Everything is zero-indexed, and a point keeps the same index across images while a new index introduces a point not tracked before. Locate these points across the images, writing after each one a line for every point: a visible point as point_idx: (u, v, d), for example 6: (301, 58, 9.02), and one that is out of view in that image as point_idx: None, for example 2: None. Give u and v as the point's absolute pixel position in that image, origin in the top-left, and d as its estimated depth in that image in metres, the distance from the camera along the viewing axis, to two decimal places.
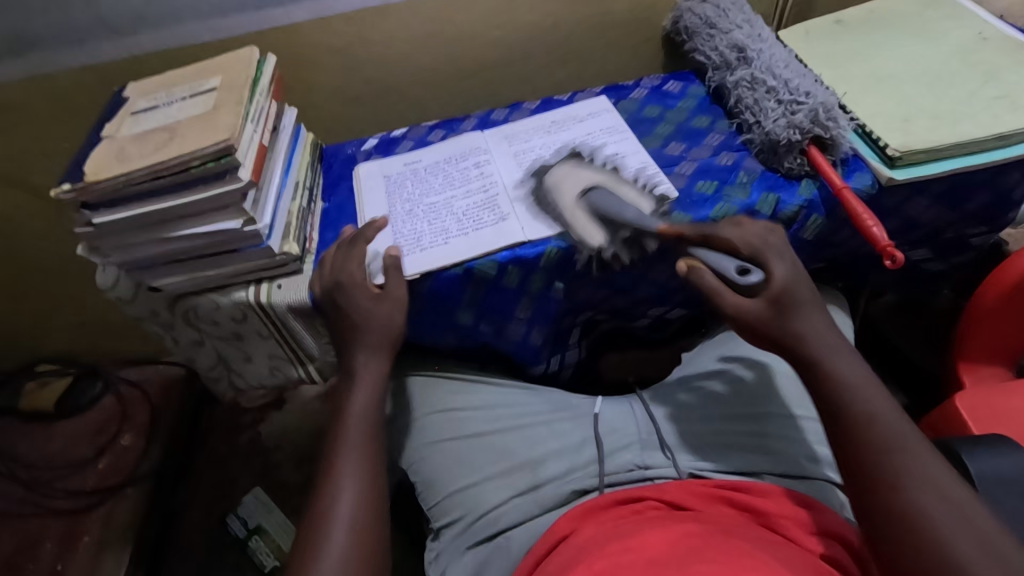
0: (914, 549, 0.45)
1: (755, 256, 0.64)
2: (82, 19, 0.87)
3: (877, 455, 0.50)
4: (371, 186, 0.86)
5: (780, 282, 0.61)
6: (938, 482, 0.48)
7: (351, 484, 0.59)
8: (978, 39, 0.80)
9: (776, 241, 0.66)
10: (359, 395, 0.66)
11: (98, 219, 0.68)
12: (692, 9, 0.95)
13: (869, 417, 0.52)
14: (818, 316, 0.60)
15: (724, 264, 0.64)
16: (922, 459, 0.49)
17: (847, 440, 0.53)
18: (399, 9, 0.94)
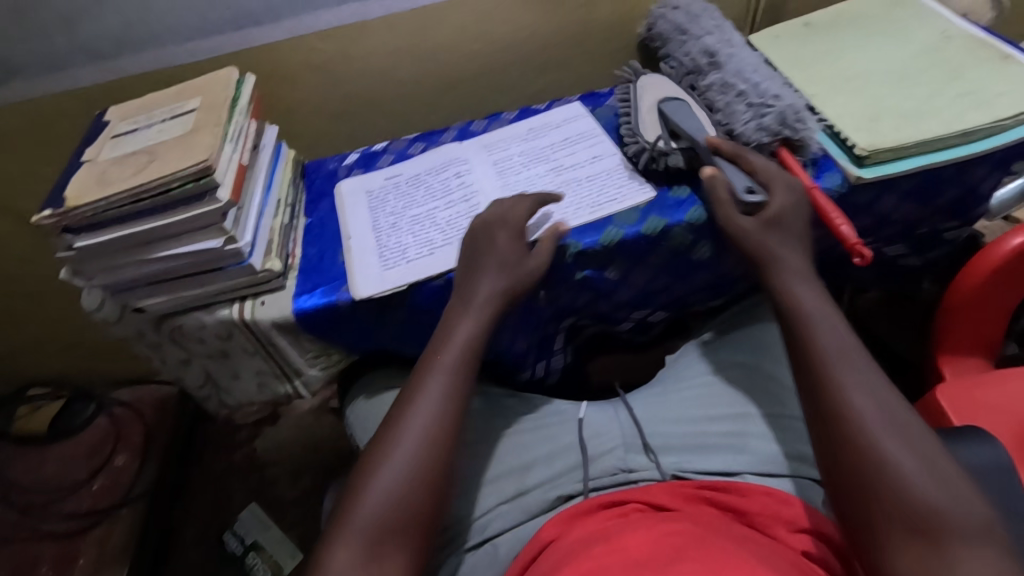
0: (876, 470, 0.51)
1: (766, 181, 0.69)
2: (62, 45, 0.88)
3: (843, 387, 0.56)
4: (353, 203, 0.87)
5: (779, 207, 0.68)
6: (894, 411, 0.55)
7: (427, 405, 0.63)
8: (942, 37, 0.81)
9: (791, 175, 0.70)
10: (459, 330, 0.68)
11: (80, 243, 0.68)
12: (664, 16, 0.96)
13: (835, 355, 0.59)
14: (797, 248, 0.67)
15: (736, 179, 0.70)
16: (880, 392, 0.56)
17: (816, 375, 0.58)
18: (376, 26, 0.95)
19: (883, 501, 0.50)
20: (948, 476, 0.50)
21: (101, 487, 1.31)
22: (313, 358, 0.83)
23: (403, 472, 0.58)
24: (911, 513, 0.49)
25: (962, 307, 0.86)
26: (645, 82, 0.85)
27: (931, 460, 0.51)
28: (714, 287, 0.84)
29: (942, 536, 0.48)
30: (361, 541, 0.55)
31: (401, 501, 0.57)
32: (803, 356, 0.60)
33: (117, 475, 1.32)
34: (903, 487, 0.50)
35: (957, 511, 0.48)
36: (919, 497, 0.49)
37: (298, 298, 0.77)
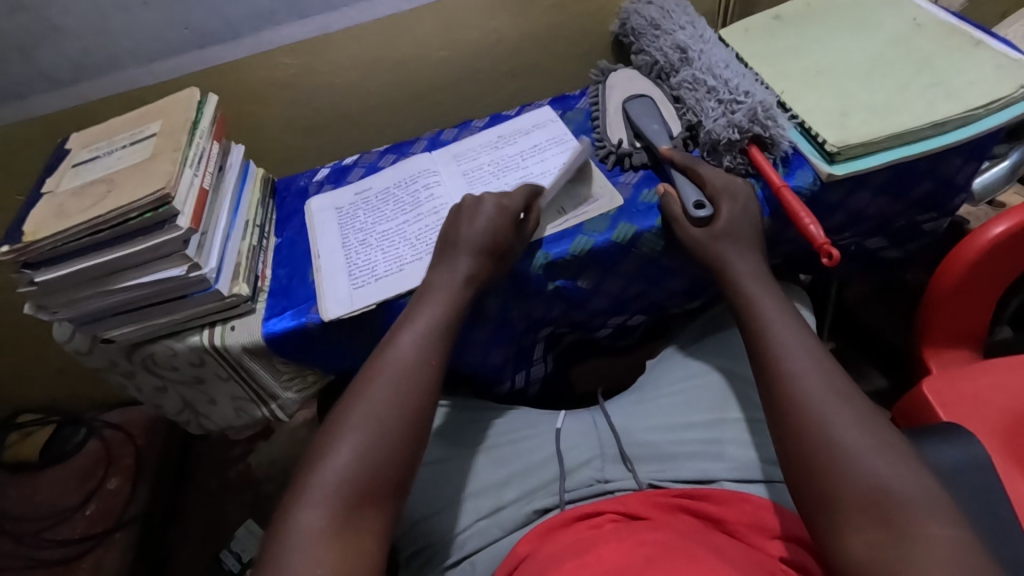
0: (826, 453, 0.52)
1: (714, 195, 0.70)
2: (21, 73, 0.87)
3: (792, 374, 0.57)
4: (324, 220, 0.86)
5: (728, 218, 0.68)
6: (843, 396, 0.55)
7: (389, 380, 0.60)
8: (913, 25, 0.80)
9: (739, 184, 0.70)
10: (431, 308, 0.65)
11: (40, 278, 0.67)
12: (638, 10, 0.94)
13: (784, 345, 0.60)
14: (750, 256, 0.68)
15: (687, 195, 0.71)
16: (829, 377, 0.57)
17: (766, 368, 0.60)
18: (341, 38, 0.94)
19: (833, 483, 0.50)
20: (900, 457, 0.50)
21: (94, 512, 1.30)
22: (287, 380, 0.82)
23: (371, 436, 0.55)
24: (863, 494, 0.49)
25: (946, 297, 0.84)
26: (615, 80, 0.87)
27: (882, 442, 0.51)
28: (691, 290, 0.83)
29: (893, 514, 0.47)
30: (327, 501, 0.51)
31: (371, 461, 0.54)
32: (755, 351, 0.62)
33: (110, 499, 1.32)
34: (853, 467, 0.50)
35: (908, 489, 0.48)
36: (869, 478, 0.49)
37: (268, 320, 0.76)
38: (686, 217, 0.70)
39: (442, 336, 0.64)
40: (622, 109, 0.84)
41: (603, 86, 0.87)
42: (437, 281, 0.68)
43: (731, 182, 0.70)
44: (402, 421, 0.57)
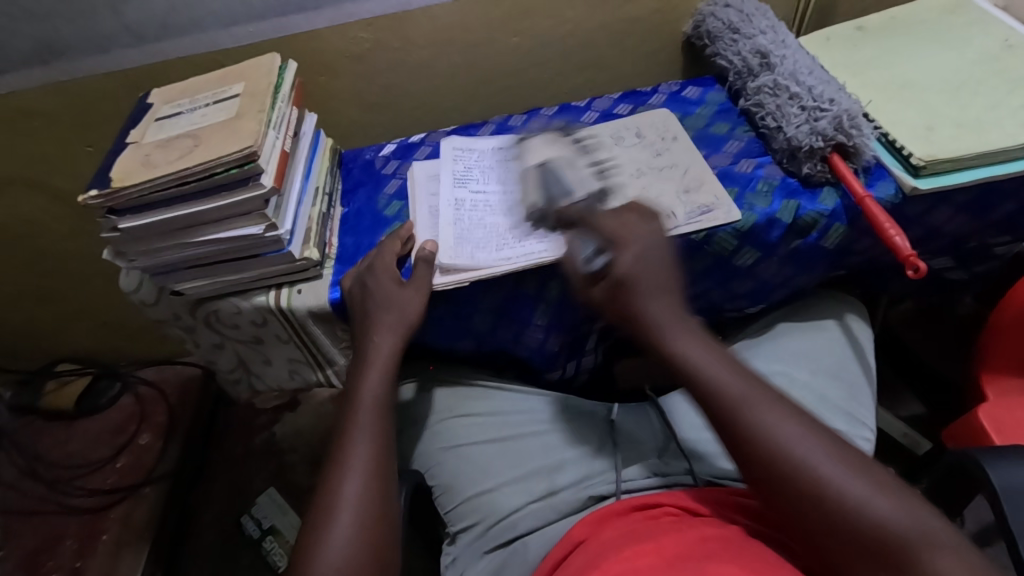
0: (827, 516, 0.47)
1: (611, 240, 0.64)
2: (107, 27, 0.89)
3: (762, 428, 0.50)
4: (419, 182, 0.85)
5: (626, 267, 0.60)
6: (816, 437, 0.50)
7: (366, 430, 0.61)
8: (1004, 46, 0.79)
9: (640, 230, 0.64)
10: (382, 342, 0.67)
11: (124, 224, 0.69)
12: (715, 13, 0.94)
13: (740, 396, 0.52)
14: (662, 282, 0.60)
15: (582, 248, 0.66)
16: (800, 417, 0.51)
17: (727, 423, 0.52)
18: (418, 16, 0.94)
19: (845, 539, 0.46)
20: (894, 490, 0.47)
21: (125, 465, 1.31)
22: (344, 348, 0.84)
23: (367, 490, 0.57)
24: (869, 546, 0.45)
25: (1013, 321, 0.84)
26: (532, 143, 0.85)
27: (873, 475, 0.48)
28: (754, 294, 0.82)
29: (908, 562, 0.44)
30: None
31: (365, 546, 0.54)
32: (710, 404, 0.53)
33: (140, 455, 1.33)
34: (857, 523, 0.46)
35: (915, 526, 0.45)
36: (877, 526, 0.45)
37: (336, 286, 0.77)
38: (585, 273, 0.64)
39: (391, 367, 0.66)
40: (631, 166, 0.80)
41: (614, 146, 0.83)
42: (374, 336, 0.68)
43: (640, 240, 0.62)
44: (377, 506, 0.56)
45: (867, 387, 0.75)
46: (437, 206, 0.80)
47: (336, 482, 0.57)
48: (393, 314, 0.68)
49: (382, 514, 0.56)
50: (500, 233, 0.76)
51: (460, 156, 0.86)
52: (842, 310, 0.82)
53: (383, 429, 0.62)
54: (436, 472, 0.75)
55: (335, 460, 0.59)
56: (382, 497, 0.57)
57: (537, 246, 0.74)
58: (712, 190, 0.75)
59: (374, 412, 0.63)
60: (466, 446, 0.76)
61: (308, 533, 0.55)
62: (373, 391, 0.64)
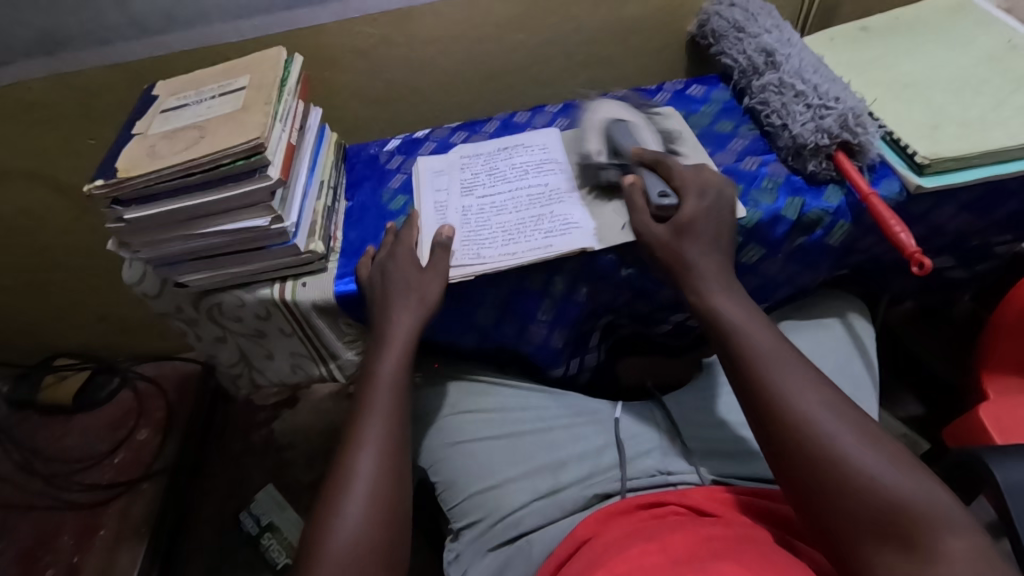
0: (840, 476, 0.50)
1: (680, 185, 0.70)
2: (112, 19, 0.88)
3: (786, 393, 0.55)
4: (425, 179, 0.86)
5: (691, 212, 0.68)
6: (835, 406, 0.54)
7: (377, 416, 0.63)
8: (1008, 46, 0.79)
9: (705, 175, 0.71)
10: (401, 319, 0.69)
11: (130, 215, 0.68)
12: (719, 13, 0.94)
13: (771, 356, 0.57)
14: (713, 250, 0.66)
15: (652, 185, 0.71)
16: (823, 391, 0.55)
17: (756, 380, 0.57)
18: (424, 12, 0.94)
19: (854, 502, 0.48)
20: (909, 466, 0.50)
21: (123, 461, 1.31)
22: (348, 343, 0.84)
23: (373, 480, 0.59)
24: (878, 514, 0.47)
25: (1014, 323, 0.84)
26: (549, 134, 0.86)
27: (889, 453, 0.51)
28: (758, 291, 0.82)
29: (914, 531, 0.46)
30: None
31: (373, 526, 0.56)
32: (743, 370, 0.58)
33: (139, 450, 1.32)
34: (865, 487, 0.49)
35: (923, 499, 0.47)
36: (886, 493, 0.48)
37: (340, 280, 0.77)
38: (651, 209, 0.70)
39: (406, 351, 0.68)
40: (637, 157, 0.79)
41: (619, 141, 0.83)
42: (391, 314, 0.69)
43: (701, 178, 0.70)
44: (389, 486, 0.59)
45: (870, 384, 0.75)
46: (445, 210, 0.81)
47: (351, 457, 0.60)
48: (415, 296, 0.70)
49: (392, 493, 0.59)
50: (505, 230, 0.76)
51: (466, 162, 0.86)
52: (845, 309, 0.83)
53: (397, 409, 0.64)
54: (439, 468, 0.75)
55: (350, 438, 0.62)
56: (392, 477, 0.60)
57: (543, 241, 0.73)
58: (718, 184, 0.74)
59: (388, 394, 0.65)
60: (470, 442, 0.76)
61: (323, 507, 0.57)
62: (388, 373, 0.66)
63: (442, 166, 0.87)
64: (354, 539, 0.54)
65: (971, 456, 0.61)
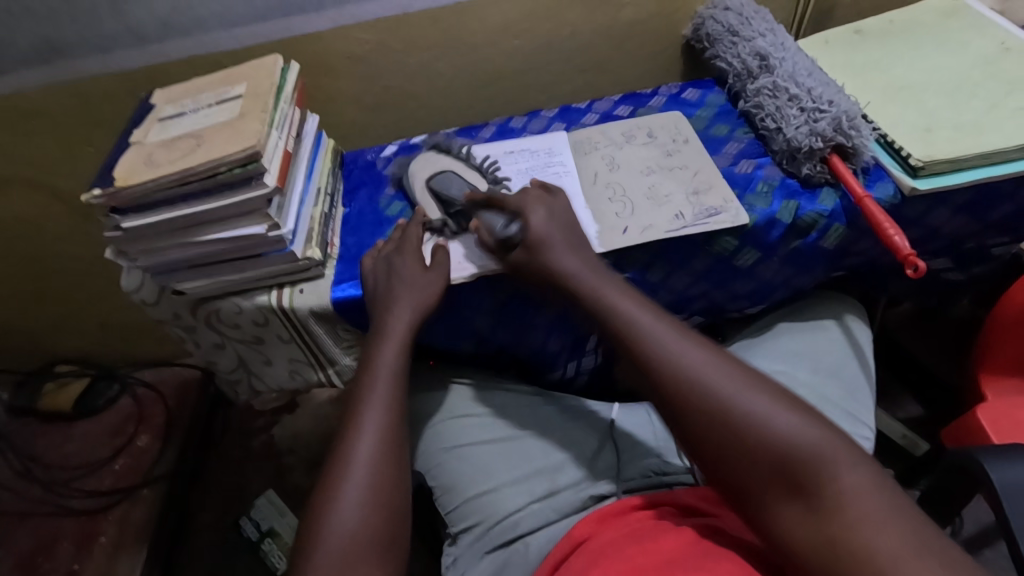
0: (733, 433, 0.50)
1: (518, 209, 0.71)
2: (109, 27, 0.89)
3: (670, 360, 0.55)
4: (428, 181, 0.86)
5: (535, 227, 0.68)
6: (714, 362, 0.55)
7: (376, 411, 0.64)
8: (1001, 49, 0.80)
9: (534, 193, 0.72)
10: (400, 314, 0.69)
11: (127, 223, 0.69)
12: (714, 17, 0.94)
13: (642, 330, 0.58)
14: (573, 252, 0.67)
15: (494, 220, 0.72)
16: (703, 351, 0.56)
17: (637, 355, 0.58)
18: (420, 18, 0.95)
19: (749, 451, 0.49)
20: (794, 409, 0.50)
21: (122, 467, 1.31)
22: (346, 348, 0.84)
23: (372, 476, 0.60)
24: (768, 462, 0.48)
25: (1009, 320, 0.85)
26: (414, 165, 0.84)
27: (781, 398, 0.51)
28: (754, 294, 0.82)
29: (808, 476, 0.47)
30: (338, 564, 0.54)
31: (373, 518, 0.57)
32: (625, 344, 0.59)
33: (138, 456, 1.32)
34: (757, 433, 0.49)
35: (815, 441, 0.48)
36: (780, 442, 0.48)
37: (338, 286, 0.78)
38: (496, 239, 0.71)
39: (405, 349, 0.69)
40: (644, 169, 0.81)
41: (629, 148, 0.84)
42: (393, 302, 0.70)
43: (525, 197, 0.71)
44: (390, 472, 0.61)
45: (866, 386, 0.76)
46: (449, 211, 0.81)
47: (350, 444, 0.62)
48: (414, 292, 0.71)
49: (392, 480, 0.61)
50: None
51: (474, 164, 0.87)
52: (841, 310, 0.83)
53: (396, 398, 0.66)
54: (437, 473, 0.75)
55: (350, 425, 0.64)
56: (393, 464, 0.61)
57: None
58: (721, 193, 0.76)
59: (388, 383, 0.66)
60: (466, 446, 0.76)
61: (322, 492, 0.59)
62: (388, 364, 0.67)
63: (445, 167, 0.88)
64: (354, 521, 0.56)
65: (968, 458, 0.61)
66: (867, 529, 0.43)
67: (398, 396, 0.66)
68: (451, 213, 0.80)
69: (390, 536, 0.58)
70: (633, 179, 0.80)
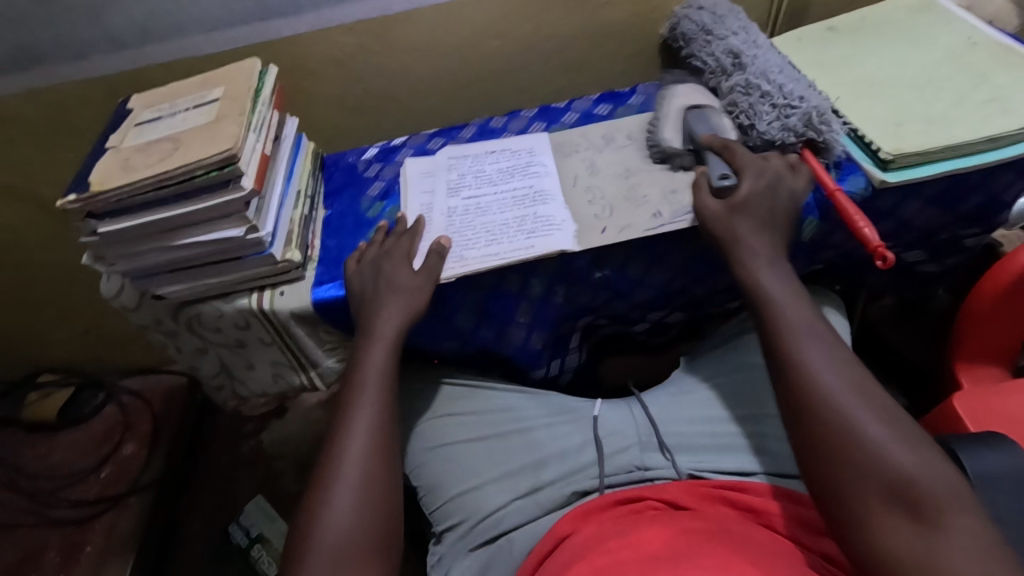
0: (849, 444, 0.53)
1: (741, 169, 0.71)
2: (85, 33, 0.88)
3: (812, 365, 0.58)
4: (411, 180, 0.87)
5: (749, 190, 0.69)
6: (859, 384, 0.57)
7: (367, 414, 0.64)
8: (968, 44, 0.81)
9: (773, 166, 0.71)
10: (387, 318, 0.69)
11: (103, 228, 0.68)
12: (688, 16, 0.95)
13: (792, 330, 0.61)
14: (764, 232, 0.68)
15: (715, 168, 0.73)
16: (848, 371, 0.58)
17: (778, 351, 0.61)
18: (399, 21, 0.95)
19: (860, 468, 0.52)
20: (920, 448, 0.52)
21: (109, 476, 1.29)
22: (329, 350, 0.85)
23: (362, 481, 0.60)
24: (890, 488, 0.50)
25: (984, 312, 0.84)
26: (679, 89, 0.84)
27: (908, 436, 0.53)
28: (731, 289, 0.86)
29: (919, 502, 0.49)
30: (329, 564, 0.55)
31: (363, 521, 0.57)
32: (769, 331, 0.63)
33: (125, 465, 1.30)
34: (878, 457, 0.52)
35: (936, 481, 0.50)
36: (894, 466, 0.51)
37: (318, 288, 0.78)
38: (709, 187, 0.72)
39: (394, 351, 0.69)
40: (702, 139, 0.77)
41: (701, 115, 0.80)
42: (380, 307, 0.70)
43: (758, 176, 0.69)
44: (380, 474, 0.61)
45: None
46: (429, 211, 0.81)
47: (339, 446, 0.62)
48: (401, 297, 0.70)
49: (383, 481, 0.61)
50: (489, 231, 0.77)
51: (453, 165, 0.87)
52: (820, 304, 0.84)
53: (387, 401, 0.66)
54: (420, 472, 0.76)
55: (340, 427, 0.64)
56: (384, 465, 0.62)
57: (526, 241, 0.74)
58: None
59: (377, 385, 0.66)
60: (450, 445, 0.76)
61: (313, 495, 0.59)
62: (378, 365, 0.67)
63: (427, 167, 0.88)
64: (346, 524, 0.57)
65: (943, 446, 0.62)
66: (959, 557, 0.46)
67: (386, 398, 0.66)
68: (431, 213, 0.81)
69: (382, 539, 0.58)
70: (614, 181, 0.80)
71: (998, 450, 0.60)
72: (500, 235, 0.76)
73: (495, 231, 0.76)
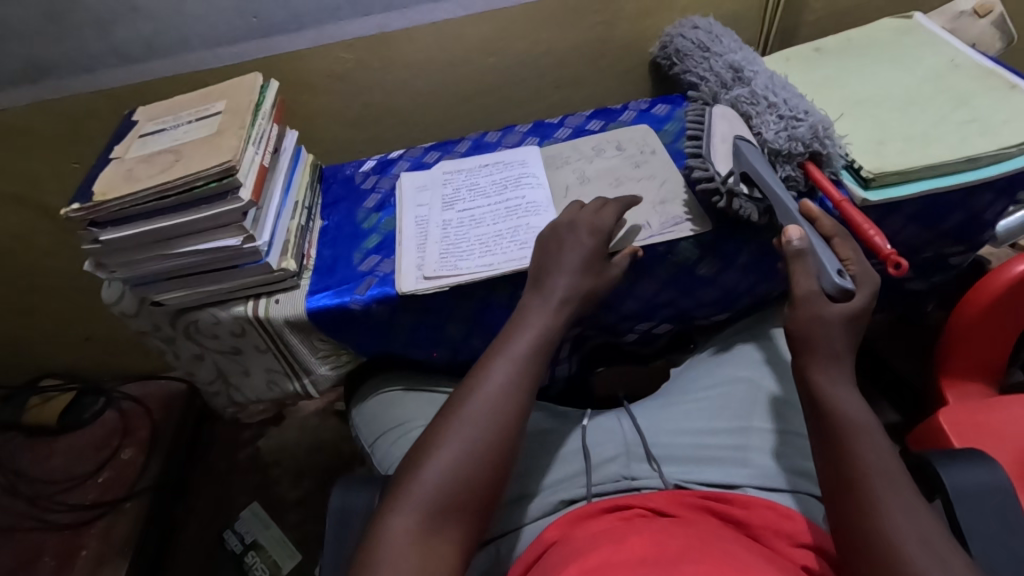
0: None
1: (855, 275, 0.63)
2: (94, 48, 0.91)
3: (878, 503, 0.50)
4: (406, 195, 0.89)
5: (860, 305, 0.61)
6: (928, 536, 0.48)
7: (501, 370, 0.61)
8: (951, 66, 0.83)
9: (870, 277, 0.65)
10: (562, 281, 0.68)
11: (105, 236, 0.71)
12: (683, 34, 0.98)
13: (873, 458, 0.53)
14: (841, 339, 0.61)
15: (827, 258, 0.64)
16: (921, 518, 0.49)
17: (841, 471, 0.54)
18: (397, 38, 0.98)
19: None
20: None
21: (107, 480, 1.30)
22: (323, 358, 0.86)
23: (483, 429, 0.57)
24: None
25: (967, 328, 0.86)
26: (719, 111, 0.80)
27: None
28: (719, 302, 0.88)
29: None
30: (424, 508, 0.52)
31: (470, 475, 0.55)
32: (833, 441, 0.56)
33: (123, 470, 1.31)
34: None
35: None
36: None
37: (312, 296, 0.79)
38: (819, 278, 0.63)
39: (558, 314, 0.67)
40: (732, 142, 0.77)
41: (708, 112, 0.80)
42: (552, 270, 0.69)
43: (870, 265, 0.64)
44: (501, 432, 0.57)
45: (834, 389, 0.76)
46: (426, 224, 0.83)
47: (470, 388, 0.60)
48: (577, 255, 0.70)
49: (505, 437, 0.57)
50: (483, 242, 0.79)
51: (449, 178, 0.89)
52: None
53: (530, 362, 0.63)
54: None
55: (474, 372, 0.62)
56: (510, 422, 0.58)
57: (518, 252, 0.76)
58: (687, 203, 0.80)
59: (527, 345, 0.64)
60: None
61: (429, 434, 0.58)
62: (535, 327, 0.65)
63: (424, 181, 0.90)
64: (454, 469, 0.54)
65: (921, 461, 0.63)
66: None
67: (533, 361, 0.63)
68: (427, 226, 0.83)
69: (478, 498, 0.55)
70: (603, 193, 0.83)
71: (974, 464, 0.60)
72: (493, 245, 0.78)
73: (488, 242, 0.78)
